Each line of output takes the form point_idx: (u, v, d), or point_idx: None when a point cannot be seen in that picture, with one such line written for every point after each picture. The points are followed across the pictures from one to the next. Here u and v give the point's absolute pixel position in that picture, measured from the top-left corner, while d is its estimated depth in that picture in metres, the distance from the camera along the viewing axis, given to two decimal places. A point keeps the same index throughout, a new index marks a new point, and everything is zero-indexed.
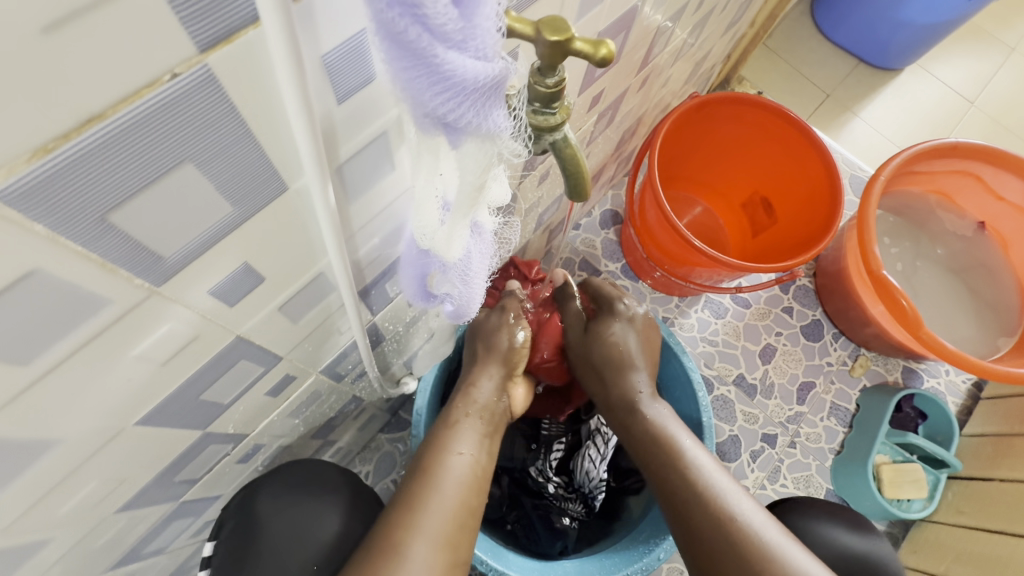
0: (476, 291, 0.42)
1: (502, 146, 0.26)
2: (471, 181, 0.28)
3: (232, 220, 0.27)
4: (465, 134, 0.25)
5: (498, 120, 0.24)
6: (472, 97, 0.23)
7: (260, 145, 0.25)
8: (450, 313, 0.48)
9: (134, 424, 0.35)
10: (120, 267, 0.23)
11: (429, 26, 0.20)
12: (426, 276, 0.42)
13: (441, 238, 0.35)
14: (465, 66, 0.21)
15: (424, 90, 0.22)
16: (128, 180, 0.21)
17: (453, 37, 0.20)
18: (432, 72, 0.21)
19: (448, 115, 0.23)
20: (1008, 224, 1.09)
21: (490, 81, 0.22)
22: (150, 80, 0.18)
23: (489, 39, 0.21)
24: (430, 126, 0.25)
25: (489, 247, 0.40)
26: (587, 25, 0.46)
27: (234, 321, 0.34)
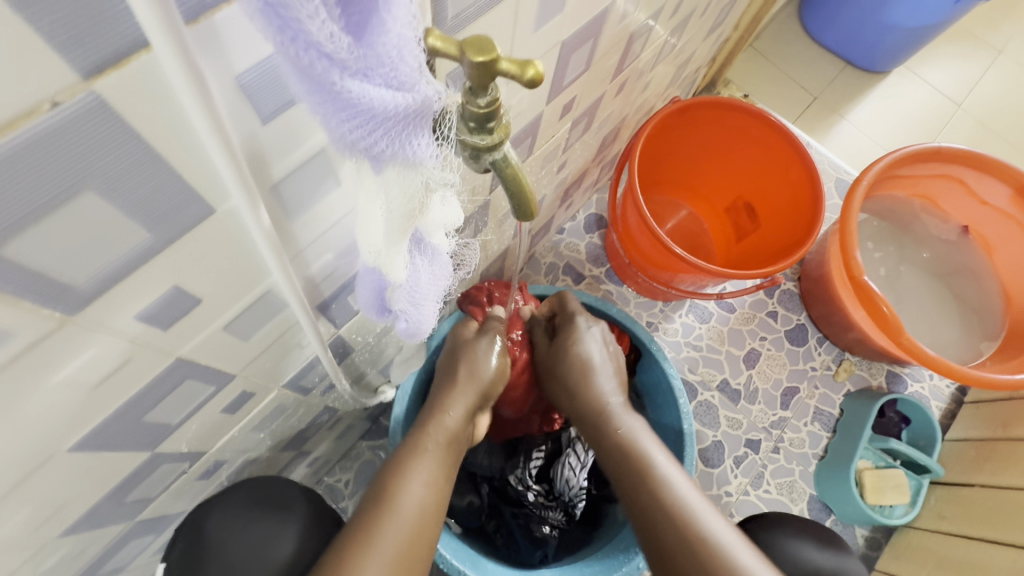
0: (426, 310, 0.43)
1: (426, 173, 0.27)
2: (399, 208, 0.29)
3: (153, 244, 0.26)
4: (383, 160, 0.26)
5: (417, 148, 0.25)
6: (383, 124, 0.23)
7: (174, 169, 0.24)
8: (403, 331, 0.47)
9: (67, 449, 0.34)
10: (21, 298, 0.23)
11: (331, 58, 0.20)
12: (376, 293, 0.41)
13: (386, 258, 0.34)
14: (370, 95, 0.22)
15: (332, 116, 0.23)
16: (17, 212, 0.20)
17: (352, 65, 0.21)
18: (338, 100, 0.22)
19: (360, 141, 0.24)
20: (991, 228, 1.08)
21: (401, 110, 0.23)
22: (27, 110, 0.17)
23: (396, 70, 0.22)
24: (349, 152, 0.25)
25: (440, 268, 0.40)
26: (548, 35, 0.45)
27: (171, 343, 0.33)
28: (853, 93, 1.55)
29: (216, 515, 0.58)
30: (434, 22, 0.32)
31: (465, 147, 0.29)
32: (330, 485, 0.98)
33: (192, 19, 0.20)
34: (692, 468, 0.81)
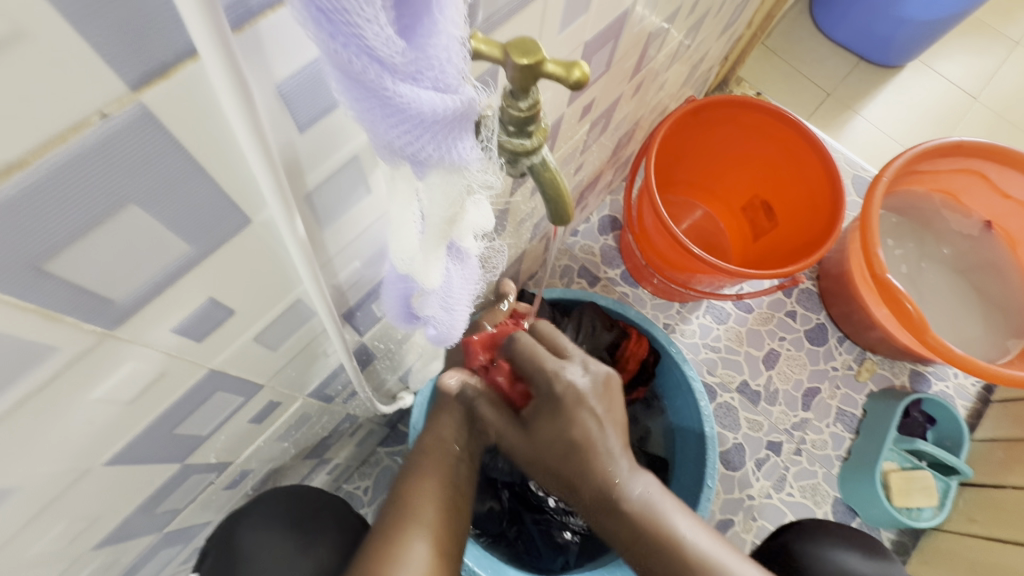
0: (457, 316, 0.43)
1: (471, 178, 0.26)
2: (439, 212, 0.28)
3: (191, 257, 0.26)
4: (427, 165, 0.25)
5: (462, 151, 0.25)
6: (431, 129, 0.23)
7: (214, 180, 0.23)
8: (431, 337, 0.46)
9: (101, 463, 0.33)
10: (63, 314, 0.22)
11: (383, 62, 0.20)
12: (406, 300, 0.41)
13: (420, 264, 0.33)
14: (419, 99, 0.21)
15: (379, 122, 0.22)
16: (65, 227, 0.19)
17: (403, 69, 0.20)
18: (388, 105, 0.21)
19: (406, 146, 0.23)
20: (1016, 223, 1.06)
21: (448, 114, 0.23)
22: (77, 123, 0.17)
23: (444, 72, 0.22)
24: (392, 157, 0.24)
25: (471, 272, 0.39)
26: (572, 36, 0.45)
27: (204, 356, 0.33)
28: (868, 88, 1.53)
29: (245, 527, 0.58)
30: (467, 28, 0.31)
31: (503, 152, 0.28)
32: (348, 492, 0.97)
33: (239, 26, 0.19)
34: (714, 471, 0.80)
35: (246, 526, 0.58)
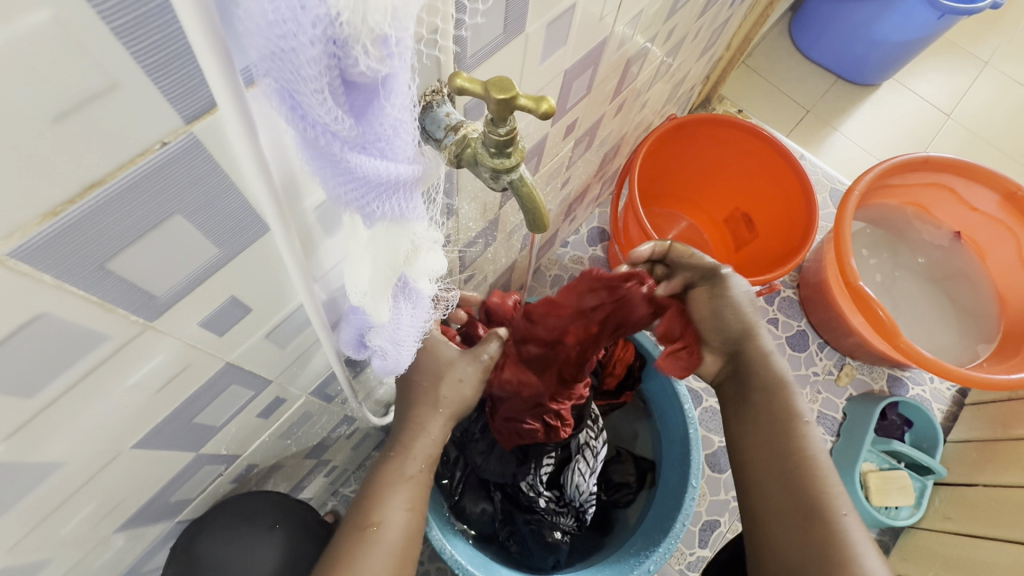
0: (405, 351, 0.46)
1: (413, 231, 0.33)
2: (383, 254, 0.34)
3: (219, 260, 0.30)
4: (374, 217, 0.30)
5: (406, 209, 0.31)
6: (374, 188, 0.28)
7: (240, 193, 0.27)
8: (379, 368, 0.50)
9: (129, 448, 0.37)
10: (116, 306, 0.27)
11: (334, 135, 0.25)
12: (360, 330, 0.46)
13: (369, 299, 0.37)
14: (365, 166, 0.27)
15: (331, 177, 0.27)
16: (125, 234, 0.24)
17: (354, 142, 0.26)
18: (338, 166, 0.27)
19: (354, 200, 0.29)
20: (983, 233, 1.12)
21: (392, 178, 0.28)
22: (143, 150, 0.22)
23: (391, 145, 0.27)
24: (344, 206, 0.30)
25: (422, 310, 0.43)
26: (553, 65, 0.50)
27: (223, 349, 0.37)
28: (845, 105, 1.60)
29: (207, 538, 0.59)
30: (457, 62, 0.36)
31: (485, 169, 0.33)
32: (345, 494, 1.02)
33: (243, 91, 0.24)
34: (698, 471, 0.84)
35: (210, 531, 0.60)
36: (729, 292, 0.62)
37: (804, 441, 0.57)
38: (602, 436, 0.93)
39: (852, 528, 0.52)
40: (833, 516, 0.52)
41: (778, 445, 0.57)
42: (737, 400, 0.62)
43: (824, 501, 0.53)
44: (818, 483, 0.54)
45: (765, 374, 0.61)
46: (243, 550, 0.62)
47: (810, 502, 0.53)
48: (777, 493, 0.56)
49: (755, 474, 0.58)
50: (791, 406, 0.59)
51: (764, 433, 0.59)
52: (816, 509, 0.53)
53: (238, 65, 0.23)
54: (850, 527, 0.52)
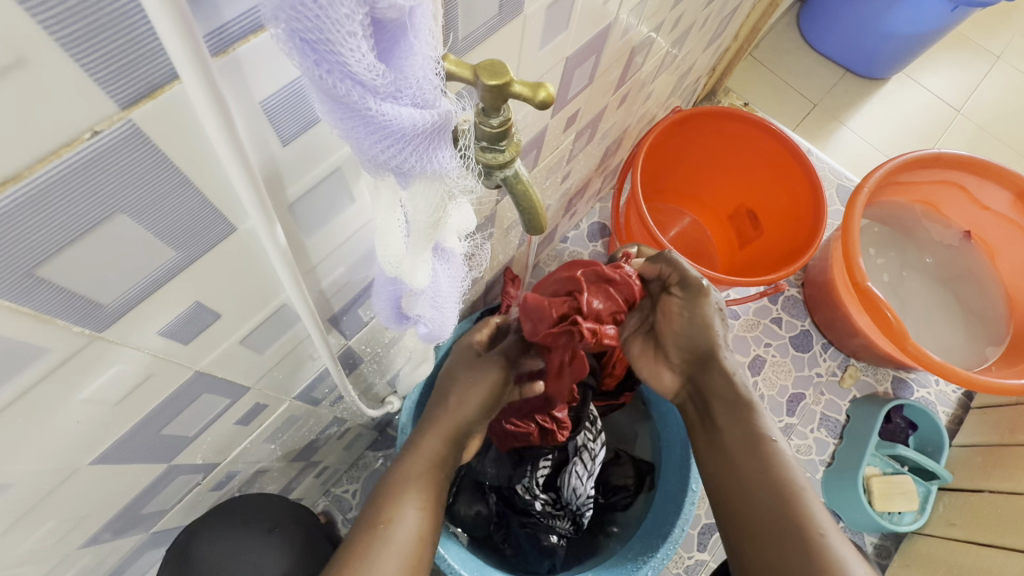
0: (448, 313, 0.43)
1: (451, 183, 0.28)
2: (424, 219, 0.30)
3: (177, 263, 0.27)
4: (411, 175, 0.27)
5: (441, 161, 0.26)
6: (412, 143, 0.25)
7: (199, 189, 0.24)
8: (423, 334, 0.47)
9: (89, 462, 0.35)
10: (54, 317, 0.24)
11: (364, 84, 0.22)
12: (396, 299, 0.40)
13: (407, 265, 0.34)
14: (401, 116, 0.23)
15: (363, 138, 0.24)
16: (56, 235, 0.21)
17: (384, 90, 0.22)
18: (369, 123, 0.23)
19: (391, 160, 0.25)
20: (994, 233, 1.09)
21: (428, 129, 0.24)
22: (69, 140, 0.19)
23: (421, 90, 0.24)
24: (376, 170, 0.26)
25: (458, 270, 0.40)
26: (552, 52, 0.46)
27: (190, 358, 0.34)
28: (853, 99, 1.56)
29: (201, 541, 0.57)
30: (446, 44, 0.33)
31: (477, 165, 0.30)
32: (338, 494, 0.99)
33: (218, 52, 0.21)
34: (699, 475, 0.81)
35: (203, 539, 0.57)
36: (704, 308, 0.56)
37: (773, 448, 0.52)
38: (600, 438, 0.89)
39: (839, 548, 0.46)
40: (813, 541, 0.46)
41: (744, 470, 0.52)
42: (703, 427, 0.57)
43: (802, 523, 0.47)
44: (793, 503, 0.48)
45: (728, 389, 0.55)
46: (238, 550, 0.59)
47: (785, 529, 0.47)
48: (746, 504, 0.51)
49: (727, 507, 0.52)
50: (760, 425, 0.53)
51: (727, 462, 0.53)
52: (793, 535, 0.47)
53: (220, 18, 0.20)
54: (833, 543, 0.46)
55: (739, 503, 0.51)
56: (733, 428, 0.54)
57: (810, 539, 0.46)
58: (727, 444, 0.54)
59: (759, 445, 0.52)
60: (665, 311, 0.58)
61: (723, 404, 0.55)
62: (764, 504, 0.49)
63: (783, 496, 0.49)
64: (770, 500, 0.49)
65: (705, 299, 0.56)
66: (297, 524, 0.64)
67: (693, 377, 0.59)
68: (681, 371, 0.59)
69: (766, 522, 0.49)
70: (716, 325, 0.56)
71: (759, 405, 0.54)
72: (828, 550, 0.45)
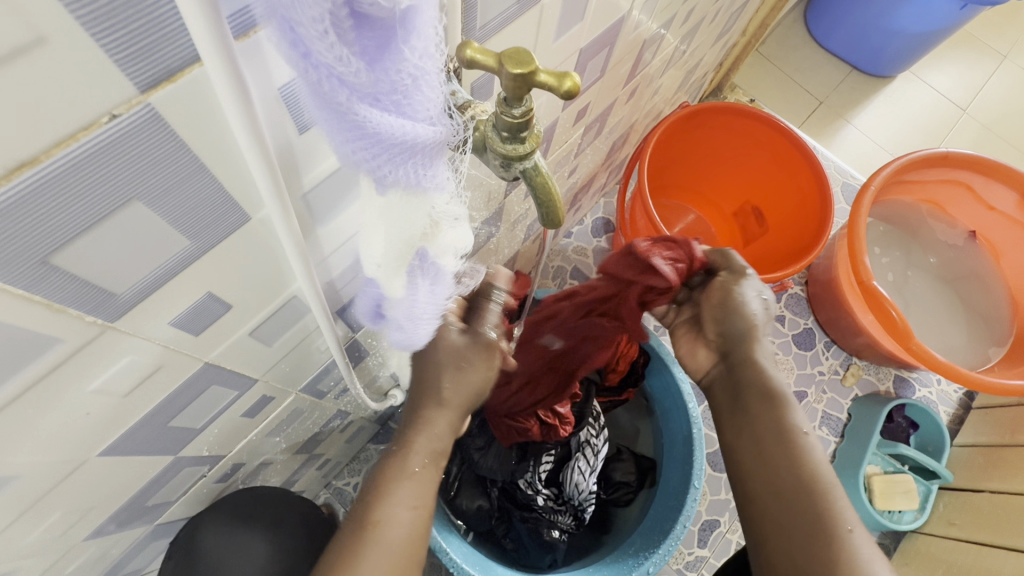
0: (422, 328, 0.39)
1: (435, 206, 0.29)
2: (403, 233, 0.31)
3: (190, 253, 0.26)
4: (388, 181, 0.27)
5: (426, 177, 0.27)
6: (390, 149, 0.24)
7: (214, 176, 0.24)
8: (396, 342, 0.43)
9: (97, 454, 0.34)
10: (68, 306, 0.23)
11: (346, 83, 0.21)
12: (376, 300, 0.39)
13: (386, 273, 0.34)
14: (380, 121, 0.23)
15: (341, 135, 0.24)
16: (72, 221, 0.20)
17: (368, 93, 0.22)
18: (348, 121, 0.23)
19: (366, 161, 0.25)
20: (999, 234, 1.08)
21: (409, 138, 0.24)
22: (87, 123, 0.18)
23: (409, 99, 0.23)
24: (357, 167, 0.26)
25: (442, 289, 0.37)
26: (567, 44, 0.46)
27: (200, 350, 0.34)
28: (859, 97, 1.55)
29: (206, 532, 0.57)
30: (464, 32, 0.32)
31: (496, 156, 0.29)
32: (339, 487, 0.98)
33: (240, 35, 0.20)
34: (702, 472, 0.81)
35: (207, 531, 0.57)
36: (739, 290, 0.57)
37: (799, 445, 0.51)
38: (603, 434, 0.90)
39: (863, 548, 0.45)
40: (840, 537, 0.46)
41: (774, 464, 0.51)
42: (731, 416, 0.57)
43: (825, 522, 0.47)
44: (817, 501, 0.48)
45: (761, 381, 0.55)
46: (242, 543, 0.59)
47: (812, 523, 0.47)
48: (768, 501, 0.50)
49: (749, 503, 0.52)
50: (787, 421, 0.53)
51: (754, 457, 0.53)
52: (818, 528, 0.46)
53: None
54: (856, 542, 0.46)
55: (760, 500, 0.51)
56: (759, 422, 0.54)
57: (832, 538, 0.46)
58: (752, 441, 0.54)
59: (786, 441, 0.52)
60: (707, 291, 0.59)
61: (755, 398, 0.55)
62: (788, 500, 0.49)
63: (807, 492, 0.48)
64: (793, 496, 0.49)
65: (744, 281, 0.57)
66: (300, 515, 0.64)
67: (726, 355, 0.58)
68: (716, 350, 0.59)
69: (787, 518, 0.49)
70: (753, 307, 0.56)
71: (793, 403, 0.54)
72: (850, 548, 0.45)
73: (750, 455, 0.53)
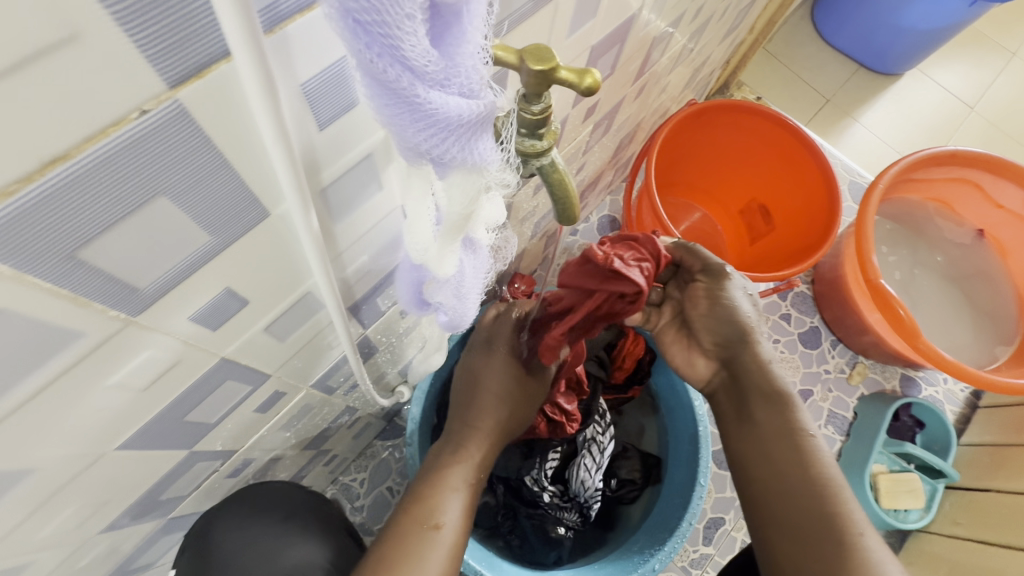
0: (468, 303, 0.41)
1: (490, 177, 0.27)
2: (457, 212, 0.29)
3: (211, 249, 0.27)
4: (449, 166, 0.25)
5: (482, 152, 0.25)
6: (457, 134, 0.23)
7: (237, 172, 0.24)
8: (443, 325, 0.45)
9: (114, 448, 0.34)
10: (92, 301, 0.23)
11: (415, 69, 0.21)
12: (417, 287, 0.39)
13: (434, 255, 0.33)
14: (448, 104, 0.22)
15: (407, 126, 0.23)
16: (99, 216, 0.20)
17: (434, 77, 0.21)
18: (416, 110, 0.22)
19: (432, 150, 0.24)
20: (1007, 232, 1.08)
21: (473, 120, 0.23)
22: (116, 119, 0.18)
23: (471, 80, 0.22)
24: (415, 158, 0.25)
25: (483, 261, 0.38)
26: (578, 41, 0.46)
27: (216, 345, 0.34)
28: (866, 95, 1.55)
29: (218, 526, 0.58)
30: None
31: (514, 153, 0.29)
32: (346, 483, 0.99)
33: (269, 29, 0.20)
34: (707, 469, 0.81)
35: (219, 525, 0.58)
36: (725, 293, 0.55)
37: (806, 446, 0.52)
38: (609, 432, 0.89)
39: (874, 548, 0.46)
40: (851, 538, 0.46)
41: (783, 464, 0.51)
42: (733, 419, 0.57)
43: (836, 522, 0.47)
44: (827, 502, 0.48)
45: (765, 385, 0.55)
46: (253, 539, 0.59)
47: (822, 522, 0.47)
48: (778, 502, 0.51)
49: (757, 504, 0.53)
50: (792, 423, 0.53)
51: (761, 458, 0.53)
52: (828, 530, 0.47)
53: None
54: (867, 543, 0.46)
55: (770, 501, 0.51)
56: (763, 424, 0.54)
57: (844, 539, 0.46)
58: (757, 441, 0.54)
59: (793, 442, 0.52)
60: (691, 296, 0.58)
61: (758, 399, 0.55)
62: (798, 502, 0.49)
63: (816, 494, 0.49)
64: (803, 497, 0.49)
65: (727, 282, 0.56)
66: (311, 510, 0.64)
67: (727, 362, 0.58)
68: (715, 358, 0.59)
69: (798, 519, 0.49)
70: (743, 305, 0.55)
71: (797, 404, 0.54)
72: (861, 549, 0.45)
73: (756, 456, 0.54)
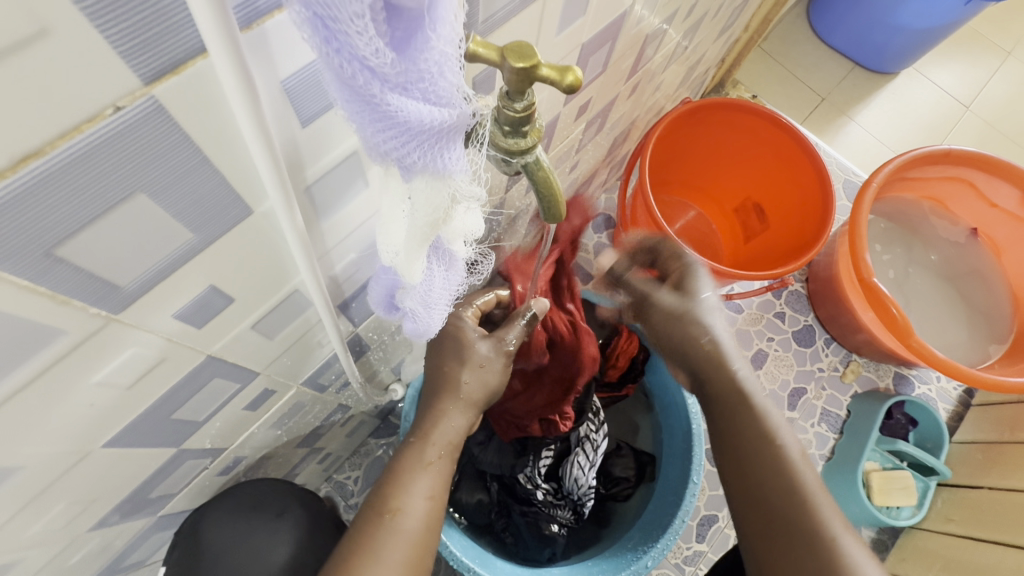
0: (436, 314, 0.41)
1: (456, 187, 0.27)
2: (424, 219, 0.29)
3: (193, 246, 0.26)
4: (414, 169, 0.26)
5: (448, 160, 0.26)
6: (417, 137, 0.24)
7: (217, 169, 0.24)
8: (409, 332, 0.45)
9: (101, 446, 0.34)
10: (73, 298, 0.23)
11: (373, 72, 0.21)
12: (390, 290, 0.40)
13: (404, 260, 0.33)
14: (407, 109, 0.23)
15: (368, 125, 0.24)
16: (77, 213, 0.20)
17: (395, 80, 0.22)
18: (376, 110, 0.23)
19: (393, 150, 0.25)
20: (1000, 231, 1.08)
21: (435, 125, 0.24)
22: (90, 115, 0.18)
23: (436, 85, 0.23)
24: (381, 157, 0.26)
25: (455, 273, 0.39)
26: (569, 38, 0.46)
27: (202, 343, 0.34)
28: (862, 93, 1.55)
29: (208, 524, 0.58)
30: (467, 25, 0.32)
31: (497, 150, 0.29)
32: (340, 481, 0.99)
33: (245, 26, 0.20)
34: (701, 467, 0.81)
35: (209, 523, 0.58)
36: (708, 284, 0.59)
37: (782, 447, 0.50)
38: (603, 429, 0.89)
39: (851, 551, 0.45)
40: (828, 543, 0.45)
41: (760, 467, 0.50)
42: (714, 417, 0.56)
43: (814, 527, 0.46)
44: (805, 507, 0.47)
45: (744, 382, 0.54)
46: (243, 536, 0.59)
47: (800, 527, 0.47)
48: (756, 506, 0.50)
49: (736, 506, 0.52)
50: (766, 426, 0.51)
51: (739, 461, 0.52)
52: (806, 536, 0.46)
53: None
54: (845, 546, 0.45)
55: (748, 505, 0.50)
56: (738, 424, 0.53)
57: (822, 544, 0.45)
58: (734, 443, 0.53)
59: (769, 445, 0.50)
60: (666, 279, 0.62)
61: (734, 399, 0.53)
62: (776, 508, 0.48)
63: (793, 498, 0.48)
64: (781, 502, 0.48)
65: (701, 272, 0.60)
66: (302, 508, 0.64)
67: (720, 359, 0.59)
68: None
69: (776, 522, 0.48)
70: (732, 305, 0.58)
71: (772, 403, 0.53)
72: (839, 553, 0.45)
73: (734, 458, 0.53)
